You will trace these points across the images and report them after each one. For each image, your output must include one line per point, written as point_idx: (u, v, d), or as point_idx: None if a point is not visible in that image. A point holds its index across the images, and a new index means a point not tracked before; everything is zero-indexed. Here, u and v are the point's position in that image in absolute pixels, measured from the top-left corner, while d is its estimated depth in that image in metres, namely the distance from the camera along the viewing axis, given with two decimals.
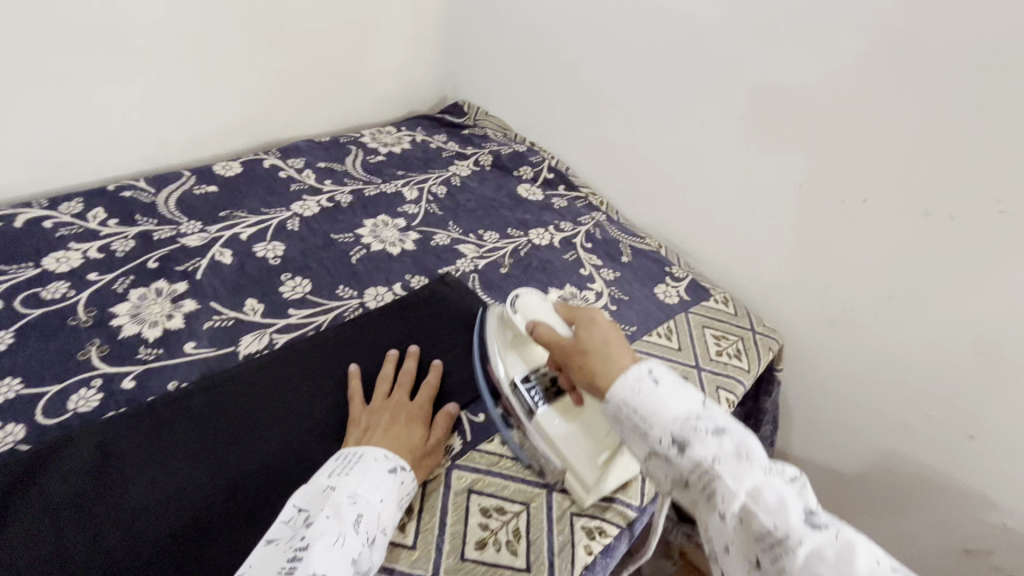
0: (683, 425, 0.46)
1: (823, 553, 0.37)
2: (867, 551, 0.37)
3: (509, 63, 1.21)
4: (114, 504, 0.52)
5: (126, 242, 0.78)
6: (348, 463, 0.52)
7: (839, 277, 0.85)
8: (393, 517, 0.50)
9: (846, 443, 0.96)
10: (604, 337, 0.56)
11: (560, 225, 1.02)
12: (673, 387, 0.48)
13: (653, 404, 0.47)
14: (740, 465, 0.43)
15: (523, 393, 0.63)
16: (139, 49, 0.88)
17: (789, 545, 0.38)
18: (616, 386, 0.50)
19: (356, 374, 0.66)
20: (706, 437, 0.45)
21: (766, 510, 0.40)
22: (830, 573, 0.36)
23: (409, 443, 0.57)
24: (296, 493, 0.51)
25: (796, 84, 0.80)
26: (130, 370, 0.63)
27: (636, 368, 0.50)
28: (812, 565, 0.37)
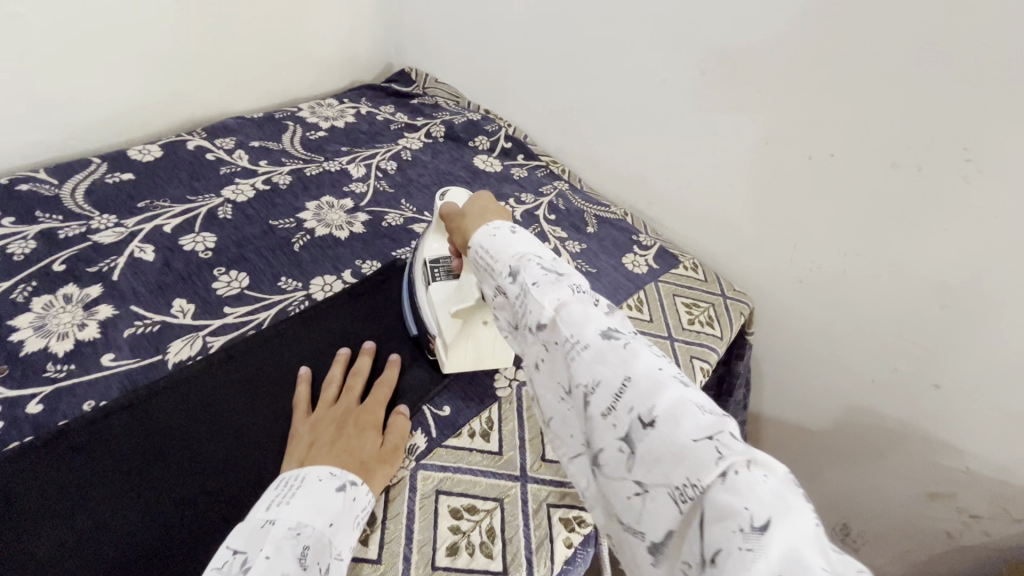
0: (517, 258, 0.43)
1: (606, 357, 0.36)
2: (652, 356, 0.35)
3: (456, 24, 1.12)
4: (21, 549, 0.46)
5: (25, 243, 0.68)
6: (289, 490, 0.47)
7: (808, 235, 0.83)
8: (348, 541, 0.46)
9: (817, 401, 0.96)
10: (479, 202, 0.53)
11: (520, 197, 0.97)
12: (527, 236, 0.45)
13: (499, 244, 0.45)
14: (556, 286, 0.40)
15: (427, 270, 0.63)
16: (17, 17, 0.76)
17: (578, 352, 0.37)
18: (476, 233, 0.48)
19: (306, 378, 0.60)
20: (535, 268, 0.42)
21: (567, 324, 0.38)
22: (610, 375, 0.35)
23: (358, 454, 0.52)
24: (231, 532, 0.45)
25: (758, 34, 0.76)
26: (36, 391, 0.55)
27: (497, 222, 0.48)
28: (593, 367, 0.36)
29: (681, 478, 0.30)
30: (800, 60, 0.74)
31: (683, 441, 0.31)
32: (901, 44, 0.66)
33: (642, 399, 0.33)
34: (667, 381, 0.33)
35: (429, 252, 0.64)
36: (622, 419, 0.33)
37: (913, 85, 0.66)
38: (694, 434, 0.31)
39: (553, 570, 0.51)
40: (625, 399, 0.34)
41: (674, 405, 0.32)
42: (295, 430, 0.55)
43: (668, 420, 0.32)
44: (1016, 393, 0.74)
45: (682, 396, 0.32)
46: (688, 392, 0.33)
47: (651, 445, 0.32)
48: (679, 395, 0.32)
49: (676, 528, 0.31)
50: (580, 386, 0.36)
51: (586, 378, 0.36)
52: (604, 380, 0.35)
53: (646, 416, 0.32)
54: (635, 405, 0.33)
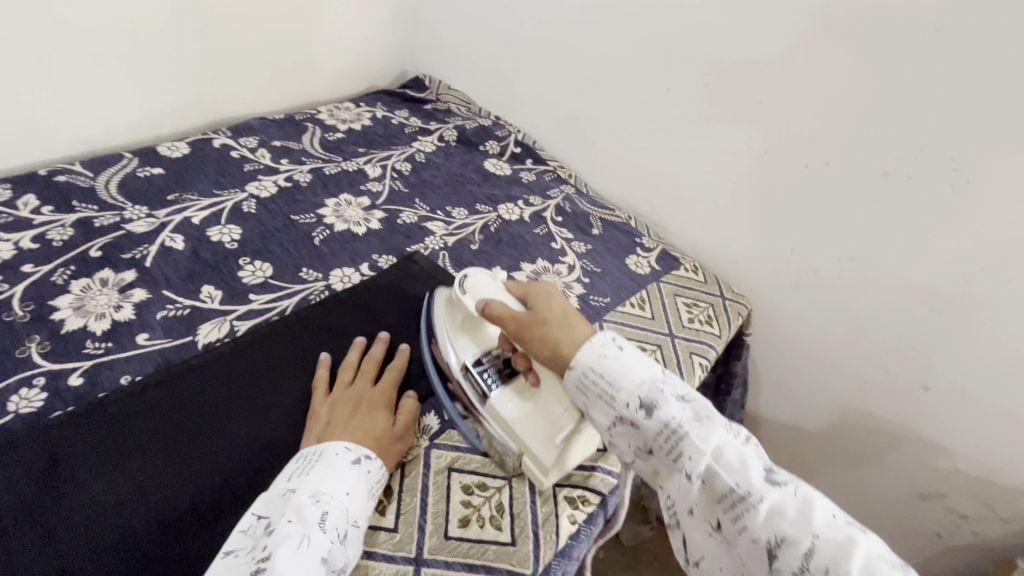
0: (653, 392, 0.48)
1: (783, 509, 0.41)
2: (820, 505, 0.41)
3: (469, 34, 1.17)
4: (68, 508, 0.49)
5: (64, 230, 0.72)
6: (308, 462, 0.51)
7: (803, 240, 0.87)
8: (363, 509, 0.49)
9: (811, 402, 0.99)
10: (561, 309, 0.57)
11: (529, 200, 1.01)
12: (639, 358, 0.51)
13: (621, 369, 0.50)
14: (705, 428, 0.46)
15: (477, 379, 0.60)
16: (61, 18, 0.80)
17: (750, 502, 0.42)
18: (582, 353, 0.52)
19: (325, 363, 0.63)
20: (673, 404, 0.47)
21: (730, 471, 0.43)
22: (790, 526, 0.40)
23: (372, 431, 0.55)
24: (256, 502, 0.49)
25: (758, 48, 0.80)
26: (76, 365, 0.58)
27: (603, 339, 0.52)
28: (773, 520, 0.41)
29: None
30: (797, 72, 0.78)
31: None
32: (890, 60, 0.70)
33: (834, 558, 0.38)
34: (847, 534, 0.40)
35: (467, 359, 0.61)
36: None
37: (904, 98, 0.70)
38: None
39: (558, 545, 0.54)
40: (813, 555, 0.39)
41: (866, 561, 0.38)
42: (313, 410, 0.58)
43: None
44: (1001, 394, 0.77)
45: (865, 550, 0.39)
46: (869, 544, 0.39)
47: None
48: (866, 550, 0.39)
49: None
50: (758, 539, 0.41)
51: (763, 532, 0.41)
52: (787, 535, 0.40)
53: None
54: (828, 562, 0.38)
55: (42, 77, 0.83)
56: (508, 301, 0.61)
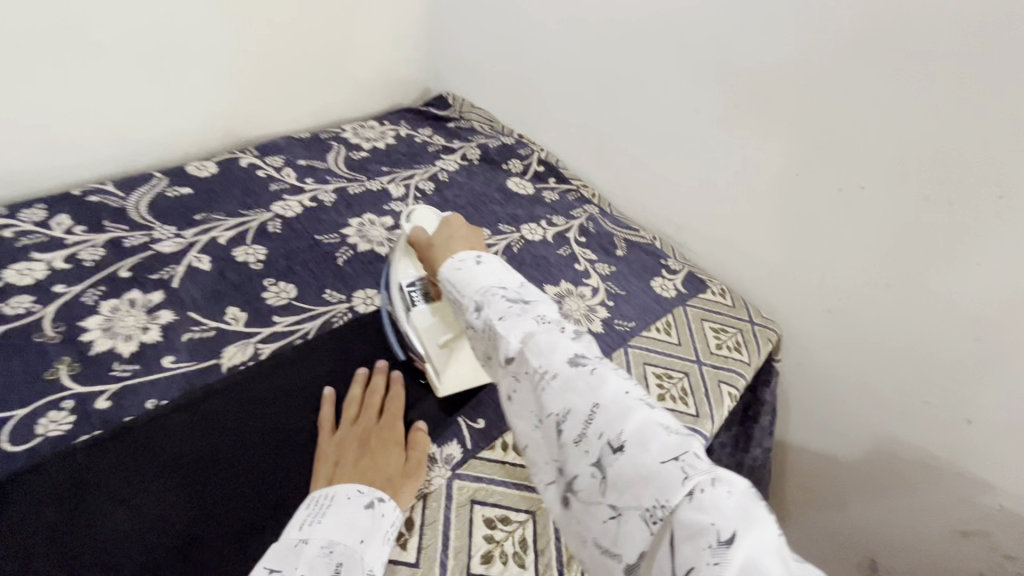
0: (485, 292, 0.49)
1: (576, 387, 0.42)
2: (614, 381, 0.42)
3: (493, 54, 1.17)
4: (92, 537, 0.49)
5: (95, 250, 0.73)
6: (320, 510, 0.49)
7: (837, 265, 0.84)
8: (379, 557, 0.47)
9: (844, 431, 0.96)
10: (451, 234, 0.58)
11: (552, 219, 1.00)
12: (490, 266, 0.52)
13: (466, 277, 0.51)
14: (523, 319, 0.46)
15: (402, 295, 0.65)
16: (100, 42, 0.82)
17: (547, 380, 0.43)
18: (445, 264, 0.54)
19: (329, 399, 0.61)
20: (500, 301, 0.48)
21: (537, 355, 0.44)
22: (578, 400, 0.41)
23: (383, 470, 0.53)
24: (265, 557, 0.46)
25: (791, 69, 0.78)
26: (103, 388, 0.58)
27: (462, 254, 0.54)
28: (563, 395, 0.42)
29: (649, 498, 0.37)
30: (831, 94, 0.76)
31: (652, 463, 0.38)
32: (931, 83, 0.68)
33: (608, 426, 0.40)
34: (632, 407, 0.40)
35: (401, 276, 0.67)
36: (593, 445, 0.40)
37: (946, 122, 0.68)
38: (660, 457, 0.38)
39: None
40: (592, 425, 0.40)
41: (636, 428, 0.39)
42: (321, 451, 0.57)
43: (633, 445, 0.39)
44: None
45: (641, 419, 0.40)
46: (650, 415, 0.40)
47: (620, 467, 0.38)
48: (644, 419, 0.40)
49: (646, 546, 0.37)
50: (551, 413, 0.42)
51: (557, 407, 0.42)
52: (574, 408, 0.41)
53: (613, 441, 0.39)
54: (604, 430, 0.40)
55: (80, 99, 0.85)
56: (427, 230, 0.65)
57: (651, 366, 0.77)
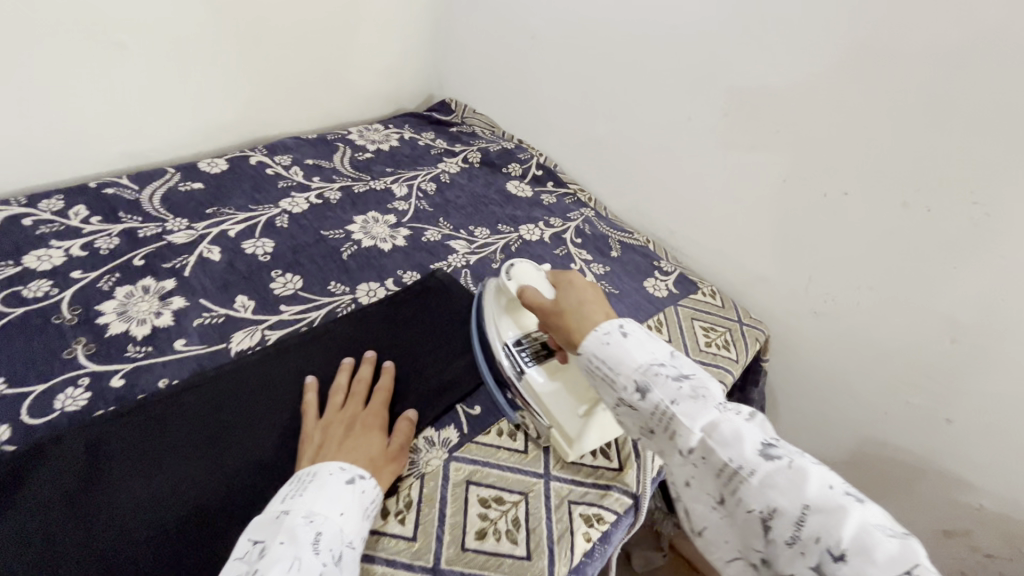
0: (646, 374, 0.49)
1: (775, 481, 0.40)
2: (818, 476, 0.40)
3: (495, 62, 1.22)
4: (106, 505, 0.51)
5: (110, 240, 0.77)
6: (302, 484, 0.50)
7: (822, 268, 0.88)
8: (359, 531, 0.49)
9: (830, 431, 0.99)
10: (579, 297, 0.59)
11: (549, 221, 1.03)
12: (643, 341, 0.52)
13: (619, 354, 0.51)
14: (699, 406, 0.46)
15: (515, 357, 0.66)
16: (119, 43, 0.86)
17: (743, 476, 0.42)
18: (588, 339, 0.54)
19: (312, 386, 0.63)
20: (668, 382, 0.48)
21: (723, 446, 0.43)
22: (780, 497, 0.40)
23: (367, 452, 0.55)
24: (246, 530, 0.47)
25: (779, 80, 0.82)
26: (118, 368, 0.61)
27: (606, 325, 0.54)
28: (765, 491, 0.40)
29: None
30: (816, 105, 0.80)
31: (883, 574, 0.35)
32: (910, 96, 0.71)
33: (824, 527, 0.37)
34: (845, 504, 0.38)
35: (508, 337, 0.67)
36: (811, 549, 0.37)
37: (923, 133, 0.72)
38: (890, 567, 0.35)
39: (573, 561, 0.55)
40: (805, 525, 0.38)
41: (858, 530, 0.36)
42: (305, 433, 0.58)
43: (860, 551, 0.36)
44: None
45: (862, 521, 0.37)
46: (866, 514, 0.37)
47: None
48: (862, 520, 0.37)
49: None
50: (752, 510, 0.41)
51: (757, 503, 0.41)
52: (779, 507, 0.40)
53: (833, 547, 0.36)
54: (820, 532, 0.37)
55: (98, 96, 0.88)
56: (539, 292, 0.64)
57: None
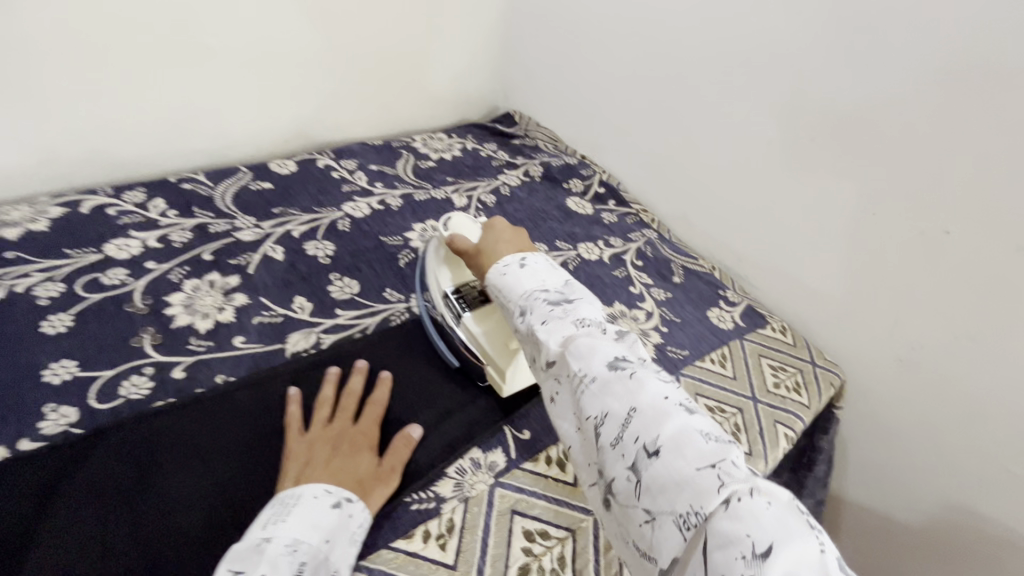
0: (528, 298, 0.51)
1: (611, 388, 0.42)
2: (654, 387, 0.42)
3: (564, 76, 1.21)
4: (157, 498, 0.50)
5: (183, 234, 0.79)
6: (284, 508, 0.48)
7: (912, 311, 0.80)
8: (343, 557, 0.47)
9: (911, 493, 0.89)
10: (498, 238, 0.61)
11: (610, 240, 1.00)
12: (536, 270, 0.54)
13: (512, 280, 0.53)
14: (563, 324, 0.48)
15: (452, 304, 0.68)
16: (210, 47, 0.90)
17: (586, 385, 0.43)
18: (491, 270, 0.56)
19: (294, 399, 0.59)
20: (543, 305, 0.50)
21: (576, 357, 0.44)
22: (615, 404, 0.41)
23: (355, 473, 0.53)
24: (223, 558, 0.45)
25: (875, 106, 0.76)
26: (180, 360, 0.62)
27: (508, 257, 0.56)
28: (602, 398, 0.42)
29: (684, 504, 0.36)
30: (917, 133, 0.73)
31: (687, 468, 0.37)
32: None
33: (645, 428, 0.39)
34: (671, 412, 0.40)
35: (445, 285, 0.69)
36: (630, 449, 0.39)
37: None
38: (695, 463, 0.37)
39: None
40: (630, 428, 0.40)
41: (675, 431, 0.39)
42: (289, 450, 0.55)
43: (671, 447, 0.38)
44: None
45: (680, 425, 0.39)
46: (689, 419, 0.39)
47: (656, 474, 0.38)
48: (682, 425, 0.39)
49: (681, 554, 0.36)
50: (590, 417, 0.42)
51: (595, 411, 0.42)
52: (612, 412, 0.41)
53: (649, 444, 0.39)
54: (641, 434, 0.39)
55: (186, 96, 0.93)
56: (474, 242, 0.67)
57: (703, 397, 0.74)
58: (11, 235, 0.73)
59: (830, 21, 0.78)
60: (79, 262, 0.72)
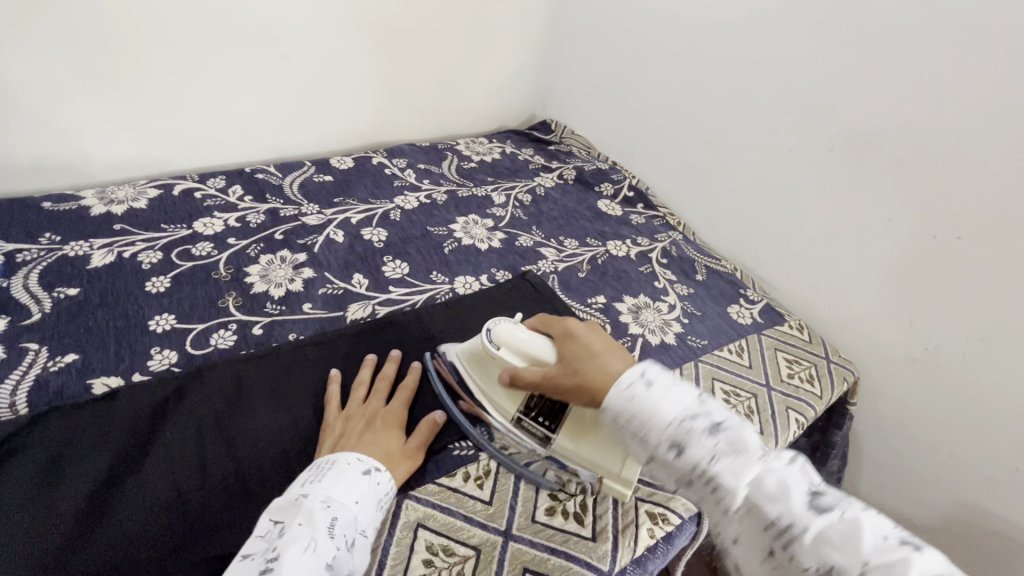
0: (679, 428, 0.49)
1: (830, 537, 0.42)
2: (868, 527, 0.42)
3: (600, 87, 1.29)
4: (243, 427, 0.60)
5: (258, 216, 0.90)
6: (320, 471, 0.52)
7: (925, 313, 0.84)
8: (370, 519, 0.50)
9: (922, 491, 0.92)
10: (590, 343, 0.58)
11: (637, 240, 1.07)
12: (664, 385, 0.51)
13: (649, 403, 0.50)
14: (741, 463, 0.47)
15: (530, 428, 0.60)
16: (286, 54, 1.02)
17: (796, 533, 0.43)
18: (610, 393, 0.52)
19: (335, 378, 0.65)
20: (704, 437, 0.48)
21: (774, 501, 0.45)
22: (838, 555, 0.41)
23: (384, 448, 0.57)
24: (267, 511, 0.50)
25: (891, 118, 0.81)
26: (259, 319, 0.72)
27: (627, 372, 0.53)
28: (821, 548, 0.42)
29: None
30: (932, 143, 0.78)
31: None
32: None
33: None
34: (898, 553, 0.40)
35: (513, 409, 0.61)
36: None
37: None
38: None
39: (636, 553, 0.57)
40: None
41: None
42: (327, 423, 0.60)
43: None
44: None
45: (919, 569, 0.39)
46: (918, 561, 0.40)
47: None
48: (918, 570, 0.39)
49: None
50: (808, 567, 0.42)
51: (811, 561, 0.42)
52: (838, 564, 0.41)
53: None
54: None
55: (263, 97, 1.04)
56: (536, 360, 0.59)
57: (719, 382, 0.80)
58: (118, 211, 0.85)
59: (850, 38, 0.84)
60: (173, 235, 0.83)
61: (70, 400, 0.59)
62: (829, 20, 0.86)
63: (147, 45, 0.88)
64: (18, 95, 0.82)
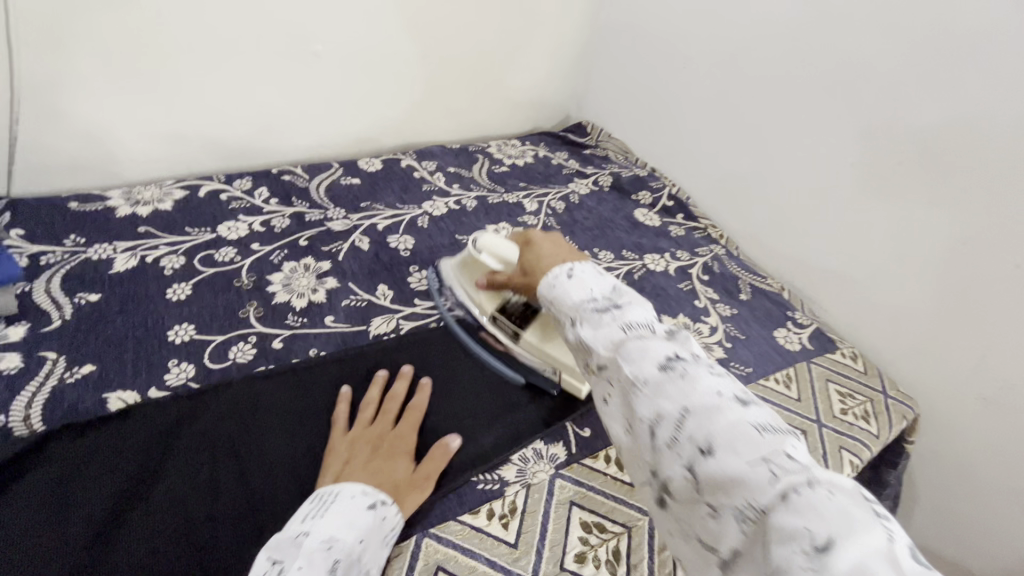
0: (579, 308, 0.53)
1: (664, 389, 0.42)
2: (707, 386, 0.42)
3: (641, 89, 1.23)
4: (259, 449, 0.57)
5: (283, 221, 0.87)
6: (323, 504, 0.50)
7: (1002, 349, 0.75)
8: (374, 559, 0.48)
9: (985, 542, 0.83)
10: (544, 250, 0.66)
11: (676, 253, 1.00)
12: (584, 277, 0.56)
13: (563, 289, 0.56)
14: (612, 328, 0.50)
15: (503, 325, 0.72)
16: (317, 53, 0.99)
17: (639, 389, 0.44)
18: (542, 283, 0.59)
19: (344, 398, 0.62)
20: (593, 312, 0.52)
21: (629, 362, 0.45)
22: (667, 405, 0.41)
23: (391, 478, 0.54)
24: (267, 545, 0.47)
25: (973, 132, 0.73)
26: (279, 332, 0.69)
27: (557, 267, 0.59)
28: (655, 401, 0.42)
29: (744, 500, 0.36)
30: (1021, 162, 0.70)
31: (742, 465, 0.37)
32: None
33: (698, 426, 0.40)
34: (724, 407, 0.40)
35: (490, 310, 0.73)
36: (685, 449, 0.39)
37: None
38: (751, 459, 0.37)
39: None
40: (683, 428, 0.40)
41: (726, 425, 0.39)
42: (332, 447, 0.57)
43: (726, 445, 0.38)
44: None
45: (736, 420, 0.39)
46: (742, 414, 0.40)
47: (711, 472, 0.38)
48: (736, 420, 0.39)
49: (743, 548, 0.35)
50: (643, 419, 0.43)
51: (647, 412, 0.43)
52: (664, 412, 0.42)
53: (703, 444, 0.39)
54: (695, 433, 0.39)
55: (293, 96, 1.02)
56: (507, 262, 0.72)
57: None
58: (143, 213, 0.83)
59: (927, 43, 0.76)
60: (197, 239, 0.81)
61: (84, 415, 0.57)
62: (904, 23, 0.78)
63: (178, 44, 0.86)
64: (50, 94, 0.81)
